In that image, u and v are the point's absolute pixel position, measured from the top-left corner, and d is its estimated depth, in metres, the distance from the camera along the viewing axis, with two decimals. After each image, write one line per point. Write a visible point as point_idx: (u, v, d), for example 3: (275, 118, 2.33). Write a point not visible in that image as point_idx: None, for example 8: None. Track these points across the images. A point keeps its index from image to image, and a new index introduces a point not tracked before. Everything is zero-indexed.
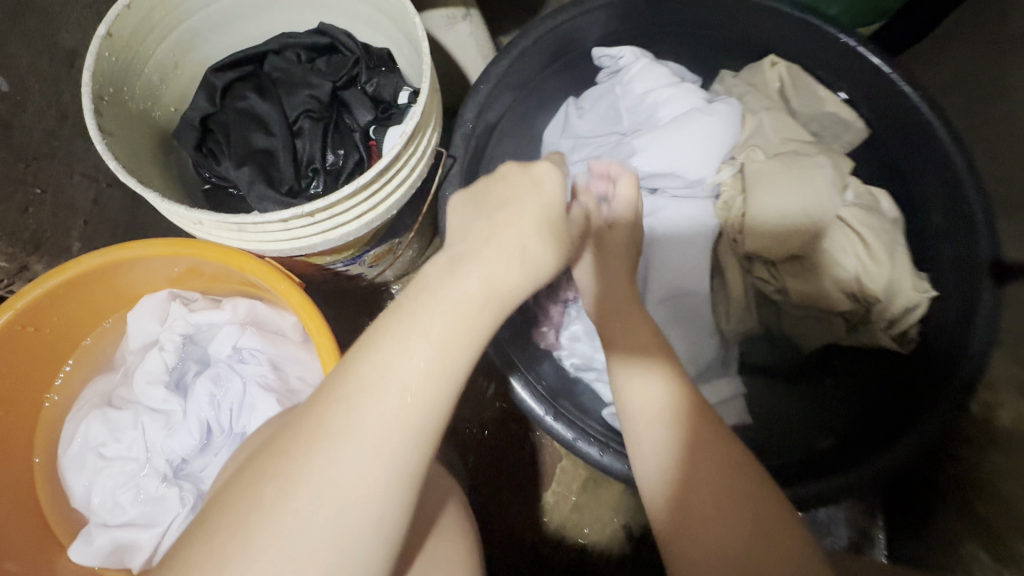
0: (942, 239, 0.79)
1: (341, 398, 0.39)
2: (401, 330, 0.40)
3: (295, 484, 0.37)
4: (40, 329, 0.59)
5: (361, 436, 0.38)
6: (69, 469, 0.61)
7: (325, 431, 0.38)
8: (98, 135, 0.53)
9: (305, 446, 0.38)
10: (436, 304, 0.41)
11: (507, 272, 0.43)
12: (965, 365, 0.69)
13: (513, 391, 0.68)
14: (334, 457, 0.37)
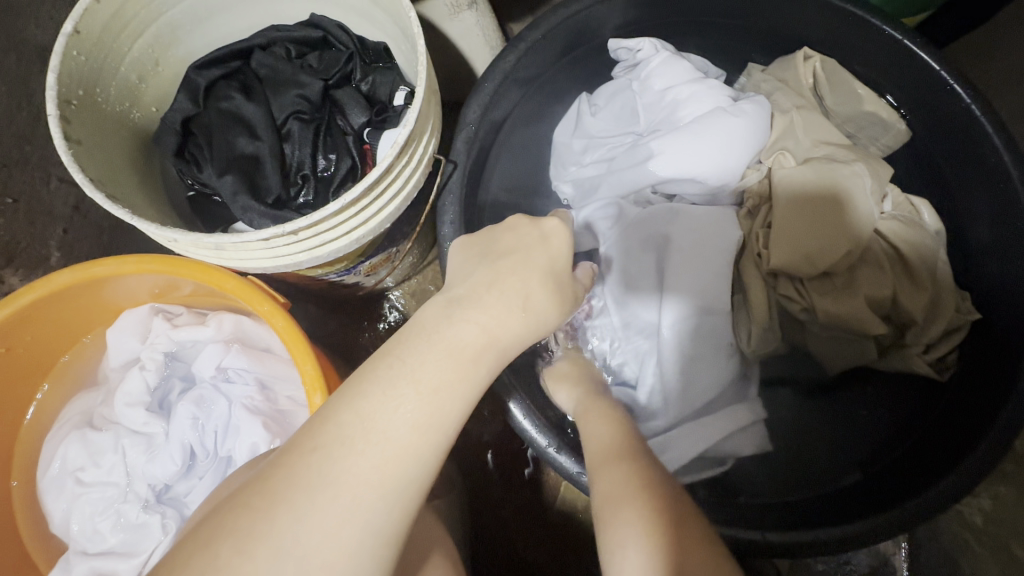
0: (989, 258, 0.73)
1: (316, 448, 0.33)
2: (391, 375, 0.34)
3: (254, 548, 0.30)
4: (13, 349, 0.56)
5: (337, 496, 0.32)
6: (47, 493, 0.58)
7: (293, 486, 0.32)
8: (63, 144, 0.49)
9: (267, 505, 0.31)
10: (432, 350, 0.36)
11: (508, 314, 0.38)
12: (1012, 402, 0.62)
13: (513, 418, 0.64)
14: (303, 518, 0.31)
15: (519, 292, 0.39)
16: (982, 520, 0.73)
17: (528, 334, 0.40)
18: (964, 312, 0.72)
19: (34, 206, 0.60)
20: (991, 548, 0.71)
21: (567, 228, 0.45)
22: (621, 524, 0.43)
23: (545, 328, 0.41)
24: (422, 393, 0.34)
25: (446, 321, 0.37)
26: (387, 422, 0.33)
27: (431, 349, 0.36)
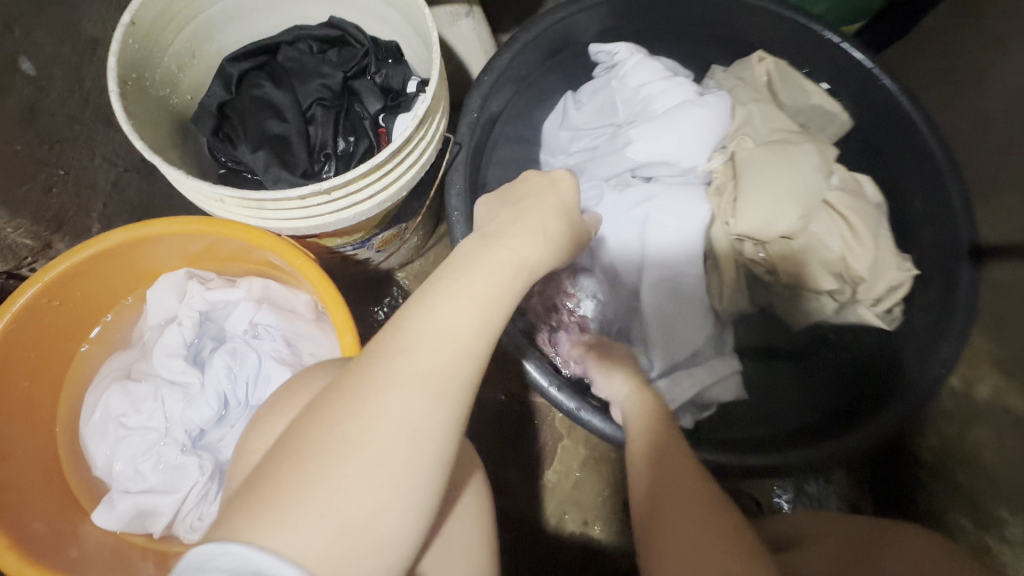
0: (925, 226, 0.84)
1: (402, 346, 0.37)
2: (451, 285, 0.41)
3: (354, 425, 0.34)
4: (65, 303, 0.61)
5: (427, 379, 0.36)
6: (91, 439, 0.63)
7: (387, 373, 0.36)
8: (123, 116, 0.56)
9: (366, 390, 0.35)
10: (479, 265, 0.43)
11: (529, 241, 0.47)
12: (947, 342, 0.75)
13: (525, 371, 0.73)
14: (400, 399, 0.35)
15: (535, 224, 0.49)
16: None
17: (547, 256, 0.48)
18: (905, 269, 0.82)
19: (80, 179, 0.66)
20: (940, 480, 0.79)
21: (573, 177, 0.54)
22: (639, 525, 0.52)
23: (555, 256, 0.50)
24: (482, 297, 0.41)
25: (479, 245, 0.46)
26: (458, 321, 0.39)
27: (477, 265, 0.43)
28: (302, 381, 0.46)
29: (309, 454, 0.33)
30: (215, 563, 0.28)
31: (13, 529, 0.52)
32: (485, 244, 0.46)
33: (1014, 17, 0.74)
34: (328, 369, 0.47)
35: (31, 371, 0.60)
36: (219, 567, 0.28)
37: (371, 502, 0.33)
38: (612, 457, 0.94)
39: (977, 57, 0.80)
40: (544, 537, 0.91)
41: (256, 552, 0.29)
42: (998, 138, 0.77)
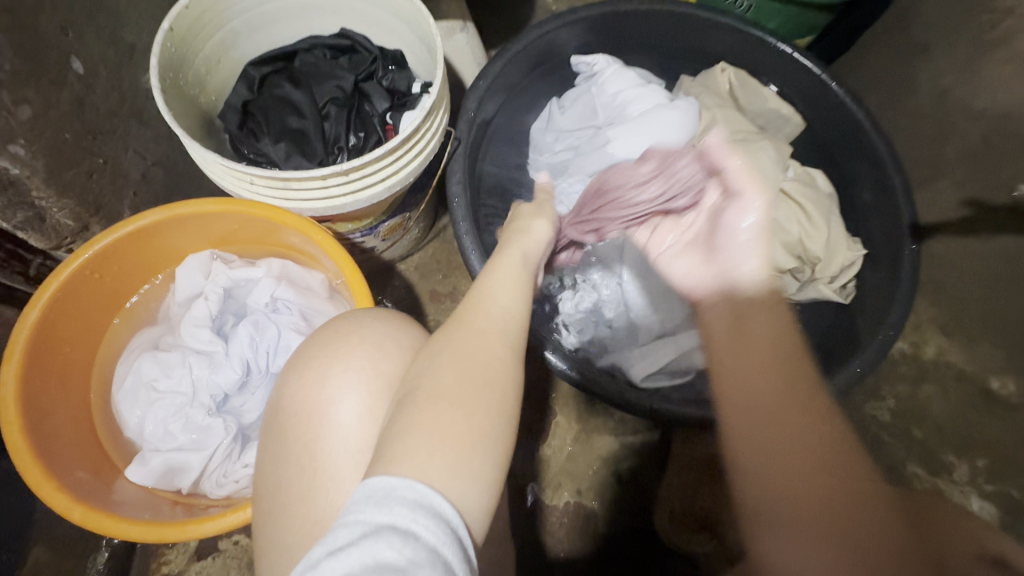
0: (873, 211, 0.94)
1: (502, 326, 0.47)
2: (503, 279, 0.53)
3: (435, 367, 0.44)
4: (103, 277, 0.68)
5: (522, 353, 0.47)
6: (124, 402, 0.69)
7: (487, 338, 0.46)
8: (162, 103, 0.64)
9: (491, 359, 0.44)
10: (515, 262, 0.56)
11: (536, 243, 0.61)
12: (896, 309, 0.83)
13: (547, 363, 0.80)
14: (514, 368, 0.45)
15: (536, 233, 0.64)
16: None
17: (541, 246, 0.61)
18: (854, 250, 0.92)
19: (115, 168, 0.72)
20: None
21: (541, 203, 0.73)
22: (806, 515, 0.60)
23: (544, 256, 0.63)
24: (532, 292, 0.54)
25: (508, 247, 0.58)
26: (525, 311, 0.51)
27: (523, 266, 0.56)
28: (346, 325, 0.51)
29: (465, 409, 0.41)
30: (400, 492, 0.35)
31: (57, 472, 0.59)
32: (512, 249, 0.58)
33: (932, 28, 0.86)
34: (376, 323, 0.51)
35: (72, 338, 0.67)
36: (405, 495, 0.35)
37: (506, 449, 0.42)
38: (603, 430, 1.00)
39: (908, 62, 0.91)
40: (540, 506, 0.96)
41: (433, 492, 0.36)
42: (926, 131, 0.88)
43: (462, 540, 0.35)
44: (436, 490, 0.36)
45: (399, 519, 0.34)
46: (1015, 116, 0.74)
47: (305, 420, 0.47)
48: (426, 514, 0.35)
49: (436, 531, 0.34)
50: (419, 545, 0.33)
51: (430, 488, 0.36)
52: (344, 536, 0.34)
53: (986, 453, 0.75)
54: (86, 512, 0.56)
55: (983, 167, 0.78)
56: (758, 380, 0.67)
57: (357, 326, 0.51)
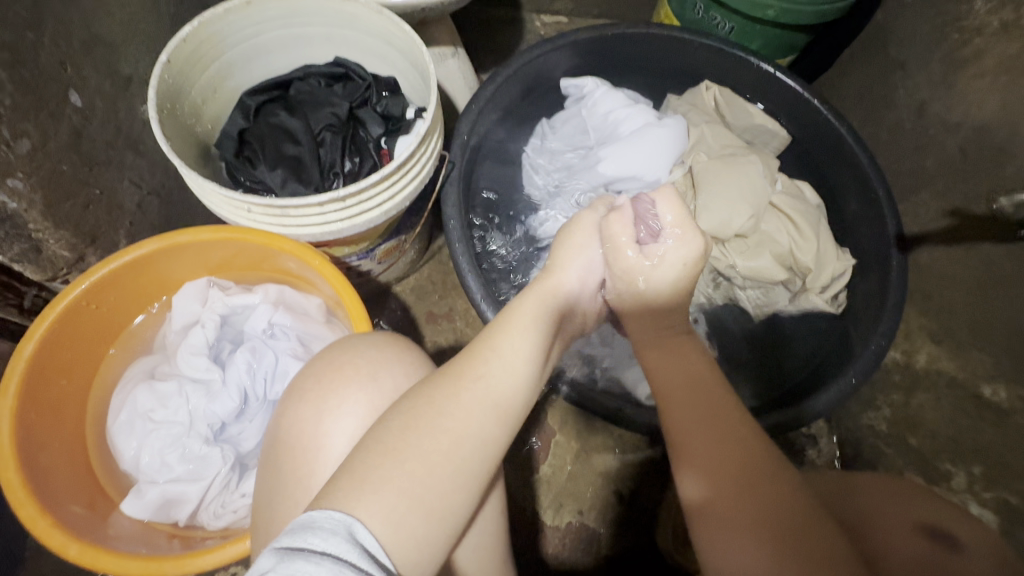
0: (860, 222, 0.96)
1: (483, 374, 0.48)
2: (508, 323, 0.52)
3: (414, 422, 0.43)
4: (99, 307, 0.68)
5: (494, 404, 0.46)
6: (119, 434, 0.68)
7: (473, 402, 0.46)
8: (158, 132, 0.65)
9: (447, 406, 0.45)
10: (539, 304, 0.56)
11: (568, 279, 0.62)
12: (885, 317, 0.85)
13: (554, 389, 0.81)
14: (474, 418, 0.45)
15: (571, 263, 0.64)
16: (886, 425, 0.90)
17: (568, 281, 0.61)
18: (845, 259, 0.94)
19: (111, 200, 0.73)
20: (894, 445, 0.88)
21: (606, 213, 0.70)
22: (687, 479, 0.51)
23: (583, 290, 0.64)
24: (543, 340, 0.52)
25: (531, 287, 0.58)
26: (529, 378, 0.49)
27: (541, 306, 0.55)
28: (345, 354, 0.51)
29: (400, 455, 0.42)
30: (319, 522, 0.36)
31: (52, 509, 0.58)
32: (535, 288, 0.58)
33: (910, 46, 0.89)
34: (371, 351, 0.51)
35: (68, 371, 0.67)
36: (323, 524, 0.36)
37: (441, 502, 0.42)
38: (604, 449, 1.00)
39: (887, 79, 0.94)
40: (541, 528, 0.95)
41: (357, 521, 0.38)
42: (907, 144, 0.91)
43: (382, 564, 0.37)
44: (359, 519, 0.38)
45: (316, 545, 0.34)
46: (988, 128, 0.76)
47: (312, 448, 0.48)
48: (347, 539, 0.36)
49: (356, 554, 0.35)
50: (339, 560, 0.34)
51: (349, 518, 0.38)
52: (260, 566, 0.33)
53: (981, 460, 0.76)
54: (83, 548, 0.55)
55: (962, 178, 0.80)
56: (686, 371, 0.58)
57: (351, 355, 0.51)
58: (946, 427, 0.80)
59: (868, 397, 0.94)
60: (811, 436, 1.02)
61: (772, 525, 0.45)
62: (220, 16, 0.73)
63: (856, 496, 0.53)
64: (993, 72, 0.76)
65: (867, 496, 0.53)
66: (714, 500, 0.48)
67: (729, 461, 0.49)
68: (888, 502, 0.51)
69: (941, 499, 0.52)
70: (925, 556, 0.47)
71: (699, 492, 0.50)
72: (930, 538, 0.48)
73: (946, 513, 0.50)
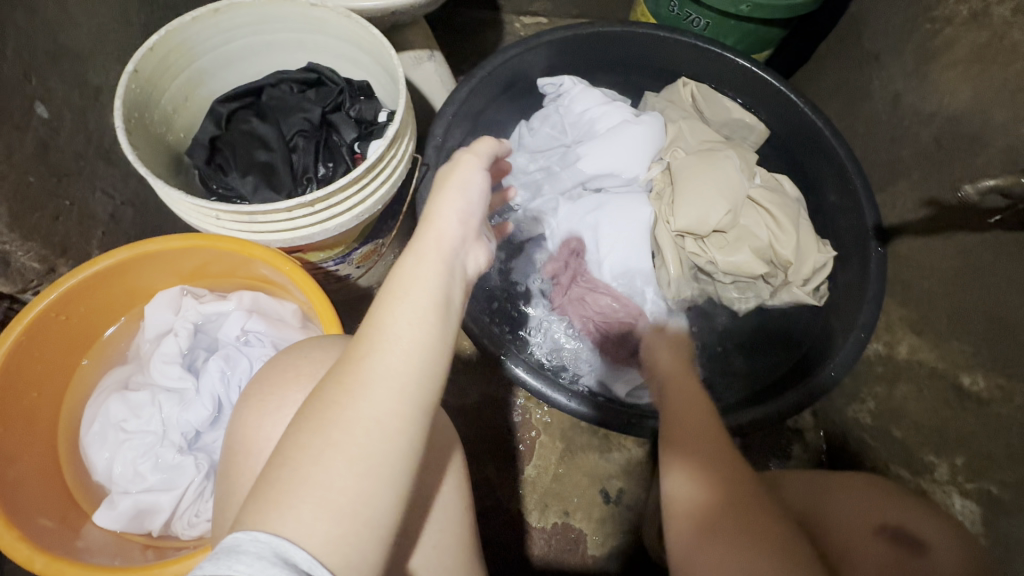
0: (839, 214, 0.96)
1: (369, 352, 0.38)
2: (387, 287, 0.40)
3: (308, 433, 0.36)
4: (70, 318, 0.68)
5: (393, 382, 0.37)
6: (91, 445, 0.68)
7: (367, 388, 0.37)
8: (123, 140, 0.64)
9: (337, 399, 0.37)
10: (420, 259, 0.42)
11: (441, 223, 0.44)
12: (865, 309, 0.84)
13: (524, 384, 0.80)
14: (369, 401, 0.36)
15: (447, 206, 0.46)
16: (870, 418, 0.89)
17: (460, 221, 0.45)
18: (825, 252, 0.94)
19: (82, 210, 0.72)
20: (879, 437, 0.87)
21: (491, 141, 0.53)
22: (670, 481, 0.56)
23: (473, 233, 0.46)
24: (432, 298, 0.40)
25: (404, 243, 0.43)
26: (434, 341, 0.39)
27: (425, 259, 0.42)
28: (290, 359, 0.51)
29: (297, 461, 0.35)
30: (244, 547, 0.31)
31: (21, 522, 0.58)
32: (413, 242, 0.43)
33: (884, 38, 0.88)
34: (320, 353, 0.51)
35: (39, 383, 0.67)
36: (248, 548, 0.31)
37: (355, 504, 0.34)
38: (589, 448, 0.99)
39: (864, 71, 0.93)
40: (527, 529, 0.94)
41: (282, 538, 0.32)
42: (883, 135, 0.90)
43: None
44: (281, 535, 0.32)
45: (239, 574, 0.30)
46: (962, 118, 0.76)
47: (262, 454, 0.47)
48: (277, 564, 0.31)
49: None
50: None
51: (279, 539, 0.32)
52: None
53: (963, 451, 0.75)
54: (48, 561, 0.55)
55: (937, 168, 0.80)
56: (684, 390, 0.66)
57: (296, 359, 0.51)
58: (929, 417, 0.79)
59: (852, 389, 0.93)
60: (797, 430, 1.02)
61: (751, 523, 0.48)
62: (189, 25, 0.73)
63: (828, 495, 0.56)
64: (965, 61, 0.75)
65: (840, 497, 0.55)
66: (702, 499, 0.53)
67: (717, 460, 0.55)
68: (858, 502, 0.53)
69: (920, 498, 0.54)
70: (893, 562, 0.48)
71: (688, 489, 0.54)
72: (892, 540, 0.49)
73: (915, 512, 0.51)
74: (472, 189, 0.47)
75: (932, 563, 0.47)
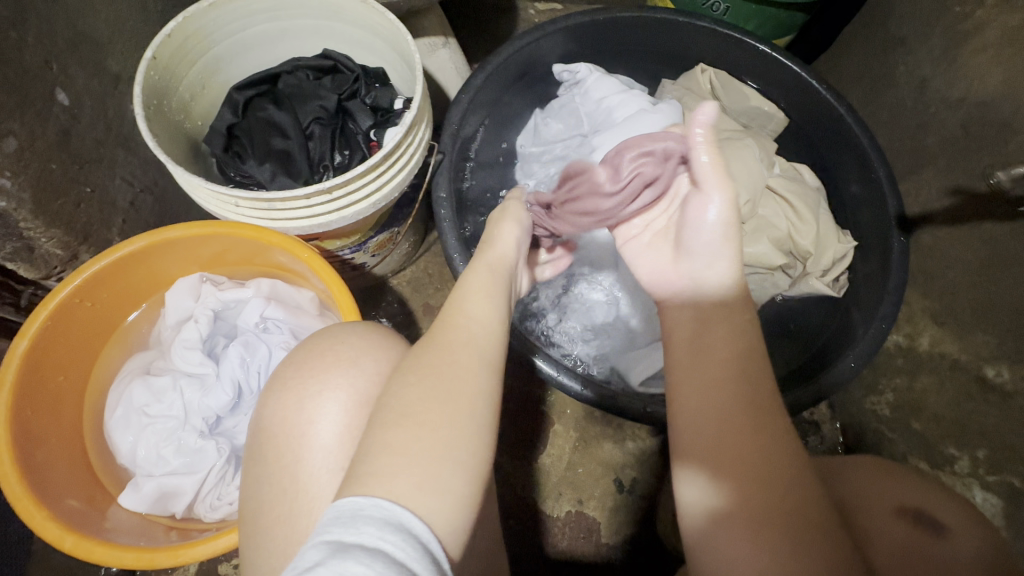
0: (860, 203, 0.94)
1: (470, 337, 0.49)
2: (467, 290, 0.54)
3: (431, 400, 0.44)
4: (93, 304, 0.69)
5: (492, 364, 0.49)
6: (115, 429, 0.70)
7: (473, 364, 0.47)
8: (143, 124, 0.64)
9: (450, 370, 0.46)
10: (494, 275, 0.58)
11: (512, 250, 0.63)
12: (887, 300, 0.83)
13: (538, 368, 0.80)
14: (480, 376, 0.47)
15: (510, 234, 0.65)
16: (888, 410, 0.88)
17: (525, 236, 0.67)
18: (846, 243, 0.92)
19: (103, 197, 0.73)
20: (897, 429, 0.87)
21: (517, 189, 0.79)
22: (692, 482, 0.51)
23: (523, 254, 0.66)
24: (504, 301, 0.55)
25: (477, 259, 0.59)
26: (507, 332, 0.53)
27: (497, 278, 0.58)
28: (323, 345, 0.52)
29: (430, 426, 0.42)
30: (368, 512, 0.36)
31: (50, 502, 0.60)
32: (485, 258, 0.60)
33: (911, 22, 0.85)
34: (348, 342, 0.53)
35: (65, 366, 0.69)
36: (372, 514, 0.36)
37: (476, 462, 0.43)
38: (602, 438, 0.99)
39: (890, 56, 0.91)
40: (540, 518, 0.95)
41: (406, 513, 0.37)
42: (908, 122, 0.88)
43: (435, 556, 0.36)
44: (406, 508, 0.37)
45: (367, 536, 0.34)
46: (992, 104, 0.74)
47: (293, 438, 0.49)
48: (398, 532, 0.35)
49: (407, 545, 0.35)
50: (389, 561, 0.33)
51: (399, 509, 0.37)
52: (309, 559, 0.33)
53: (986, 444, 0.74)
54: (78, 540, 0.57)
55: (964, 156, 0.78)
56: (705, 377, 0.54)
57: (331, 344, 0.52)
58: (950, 410, 0.78)
59: (870, 381, 0.92)
60: (813, 422, 1.01)
61: (774, 512, 0.46)
62: (204, 11, 0.72)
63: (844, 470, 0.55)
64: (996, 45, 0.73)
65: (857, 475, 0.54)
66: (721, 503, 0.49)
67: (744, 450, 0.49)
68: (872, 482, 0.53)
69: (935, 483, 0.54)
70: (909, 541, 0.48)
71: (704, 487, 0.50)
72: (912, 522, 0.49)
73: (929, 495, 0.51)
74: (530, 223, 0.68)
75: (952, 545, 0.47)
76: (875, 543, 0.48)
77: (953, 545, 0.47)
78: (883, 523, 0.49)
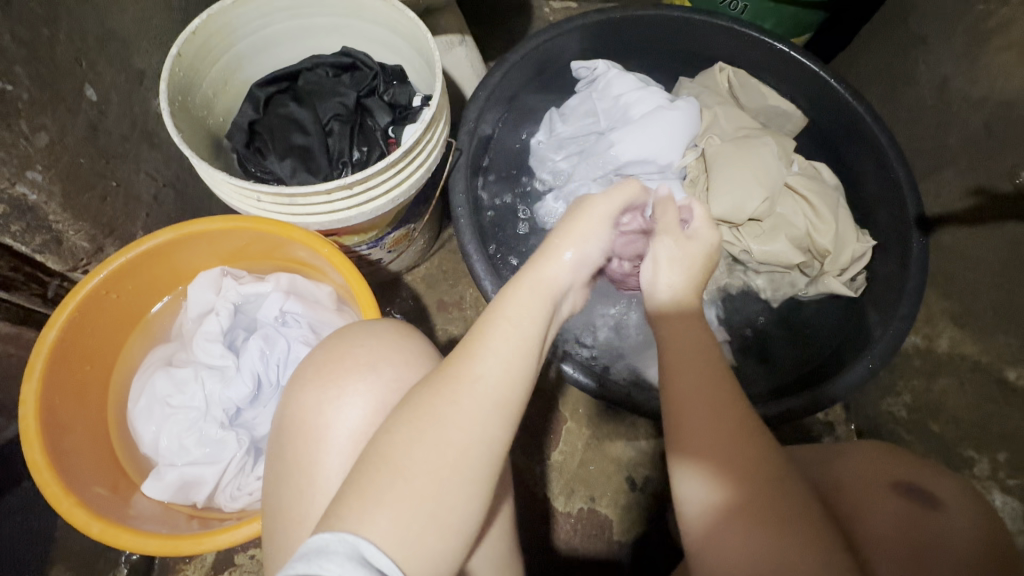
0: (878, 203, 0.93)
1: (478, 374, 0.44)
2: (495, 322, 0.47)
3: (414, 446, 0.41)
4: (118, 296, 0.70)
5: (498, 405, 0.44)
6: (139, 418, 0.71)
7: (473, 410, 0.43)
8: (168, 119, 0.66)
9: (444, 412, 0.43)
10: (533, 296, 0.48)
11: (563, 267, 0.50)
12: (905, 301, 0.82)
13: (564, 374, 0.81)
14: (476, 422, 0.43)
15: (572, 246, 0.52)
16: (906, 411, 0.88)
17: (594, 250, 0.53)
18: (865, 242, 0.92)
19: (128, 191, 0.74)
20: (915, 431, 0.86)
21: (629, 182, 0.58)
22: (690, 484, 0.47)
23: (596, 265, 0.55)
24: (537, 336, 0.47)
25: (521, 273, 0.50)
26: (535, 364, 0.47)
27: (535, 299, 0.48)
28: (344, 343, 0.53)
29: (406, 473, 0.40)
30: (334, 546, 0.36)
31: (77, 488, 0.61)
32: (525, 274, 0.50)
33: (933, 19, 0.84)
34: (368, 340, 0.53)
35: (91, 356, 0.70)
36: (337, 549, 0.36)
37: (454, 516, 0.41)
38: (614, 435, 0.99)
39: (910, 54, 0.90)
40: (552, 514, 0.95)
41: (367, 543, 0.37)
42: (929, 121, 0.87)
43: None
44: (369, 540, 0.38)
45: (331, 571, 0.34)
46: (1017, 102, 0.73)
47: (318, 431, 0.49)
48: (360, 565, 0.36)
49: None
50: None
51: (364, 541, 0.37)
52: None
53: (1006, 447, 0.73)
54: (105, 527, 0.58)
55: (986, 155, 0.77)
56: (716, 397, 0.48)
57: (352, 344, 0.53)
58: (969, 412, 0.77)
59: (887, 383, 0.92)
60: (828, 423, 1.01)
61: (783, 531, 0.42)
62: (227, 8, 0.73)
63: (840, 459, 0.54)
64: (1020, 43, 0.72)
65: (851, 460, 0.53)
66: (719, 501, 0.45)
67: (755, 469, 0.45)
68: (867, 464, 0.52)
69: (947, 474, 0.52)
70: (906, 518, 0.47)
71: (698, 486, 0.46)
72: (907, 496, 0.48)
73: (923, 471, 0.51)
74: (592, 240, 0.53)
75: (947, 518, 0.47)
76: (869, 525, 0.47)
77: (949, 516, 0.47)
78: (877, 501, 0.48)
